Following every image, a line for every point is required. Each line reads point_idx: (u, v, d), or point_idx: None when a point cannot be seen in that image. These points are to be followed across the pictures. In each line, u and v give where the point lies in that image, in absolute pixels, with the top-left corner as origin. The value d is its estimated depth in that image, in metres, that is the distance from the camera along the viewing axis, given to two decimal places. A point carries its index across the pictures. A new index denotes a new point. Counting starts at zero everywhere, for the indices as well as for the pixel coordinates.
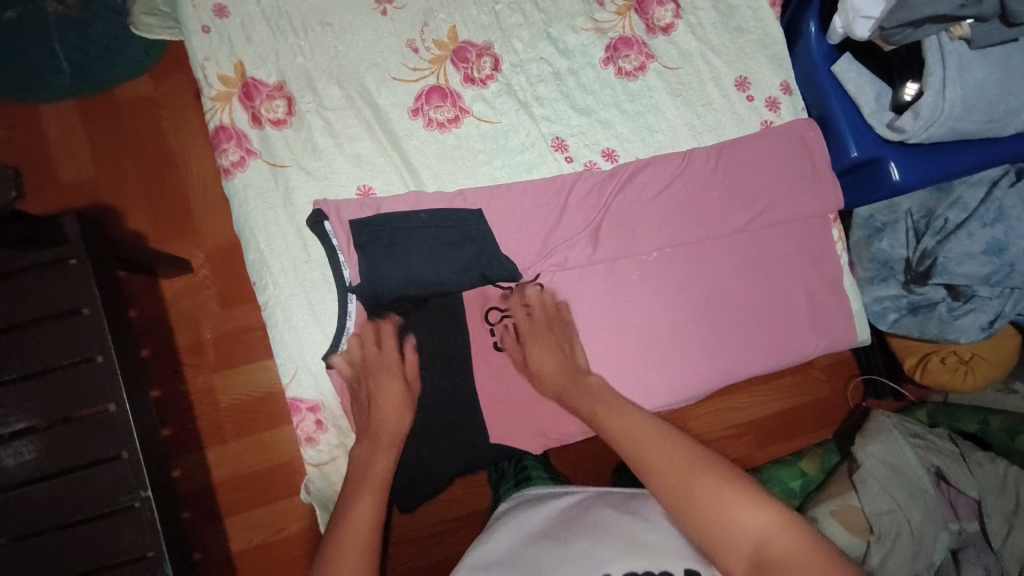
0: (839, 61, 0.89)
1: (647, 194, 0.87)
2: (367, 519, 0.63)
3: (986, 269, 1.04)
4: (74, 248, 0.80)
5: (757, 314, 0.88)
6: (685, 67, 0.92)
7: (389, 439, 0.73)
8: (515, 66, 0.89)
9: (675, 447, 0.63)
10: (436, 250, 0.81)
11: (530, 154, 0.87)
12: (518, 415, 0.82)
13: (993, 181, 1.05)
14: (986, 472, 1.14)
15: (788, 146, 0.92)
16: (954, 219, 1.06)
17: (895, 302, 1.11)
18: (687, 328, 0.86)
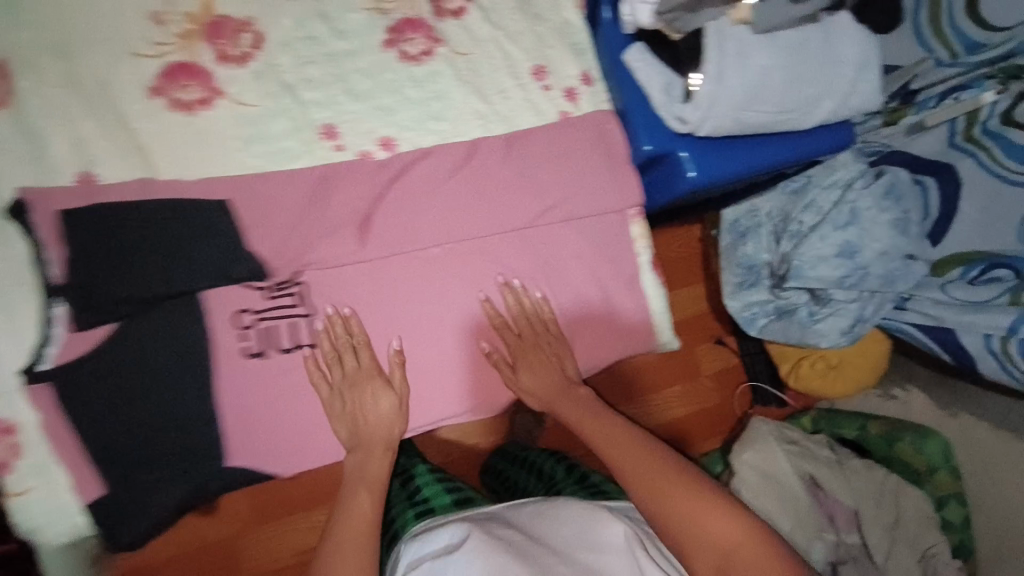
0: (631, 48, 0.84)
1: (427, 188, 0.82)
2: (363, 519, 0.74)
3: (842, 271, 1.31)
4: None
5: (547, 312, 0.87)
6: (477, 53, 0.85)
7: (383, 446, 0.81)
8: (280, 45, 0.79)
9: (637, 461, 0.71)
10: (168, 246, 0.74)
11: (290, 140, 0.78)
12: (259, 433, 0.78)
13: (846, 186, 1.31)
14: (863, 480, 1.31)
15: (581, 140, 0.88)
16: (807, 225, 1.35)
17: (766, 303, 1.43)
18: (478, 330, 0.85)
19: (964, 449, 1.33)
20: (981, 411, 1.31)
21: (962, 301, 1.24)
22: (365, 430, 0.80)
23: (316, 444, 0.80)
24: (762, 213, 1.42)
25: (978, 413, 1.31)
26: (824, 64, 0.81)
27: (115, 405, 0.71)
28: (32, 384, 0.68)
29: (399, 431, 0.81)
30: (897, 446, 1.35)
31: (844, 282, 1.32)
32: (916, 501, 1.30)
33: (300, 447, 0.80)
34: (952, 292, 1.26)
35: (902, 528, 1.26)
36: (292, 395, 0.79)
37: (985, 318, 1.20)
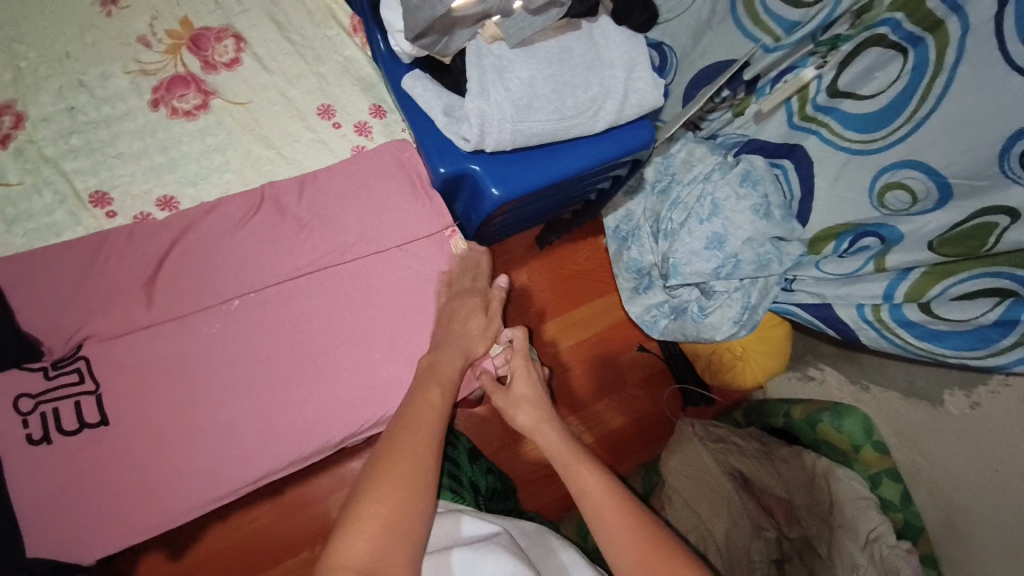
0: (409, 76, 0.84)
1: (213, 239, 0.79)
2: (432, 407, 0.69)
3: (714, 263, 1.20)
4: None
5: (369, 345, 0.82)
6: (255, 100, 0.85)
7: (460, 354, 0.78)
8: (38, 121, 0.78)
9: (606, 496, 0.66)
10: None
11: (59, 213, 0.77)
12: (57, 520, 0.70)
13: (705, 177, 1.21)
14: (792, 471, 1.13)
15: (381, 168, 0.86)
16: (676, 221, 1.23)
17: (660, 306, 1.34)
18: (288, 380, 0.79)
19: (887, 423, 1.07)
20: (891, 381, 1.08)
21: (833, 275, 1.12)
22: (450, 334, 0.80)
23: (119, 526, 0.72)
24: (638, 215, 1.34)
25: (885, 383, 1.09)
26: (589, 68, 0.84)
27: None
28: None
29: (480, 349, 0.81)
30: (820, 428, 1.13)
31: (719, 274, 1.20)
32: (854, 484, 1.06)
33: (98, 534, 0.71)
34: (825, 267, 1.13)
35: (837, 509, 1.05)
36: (86, 475, 0.72)
37: (860, 287, 1.06)
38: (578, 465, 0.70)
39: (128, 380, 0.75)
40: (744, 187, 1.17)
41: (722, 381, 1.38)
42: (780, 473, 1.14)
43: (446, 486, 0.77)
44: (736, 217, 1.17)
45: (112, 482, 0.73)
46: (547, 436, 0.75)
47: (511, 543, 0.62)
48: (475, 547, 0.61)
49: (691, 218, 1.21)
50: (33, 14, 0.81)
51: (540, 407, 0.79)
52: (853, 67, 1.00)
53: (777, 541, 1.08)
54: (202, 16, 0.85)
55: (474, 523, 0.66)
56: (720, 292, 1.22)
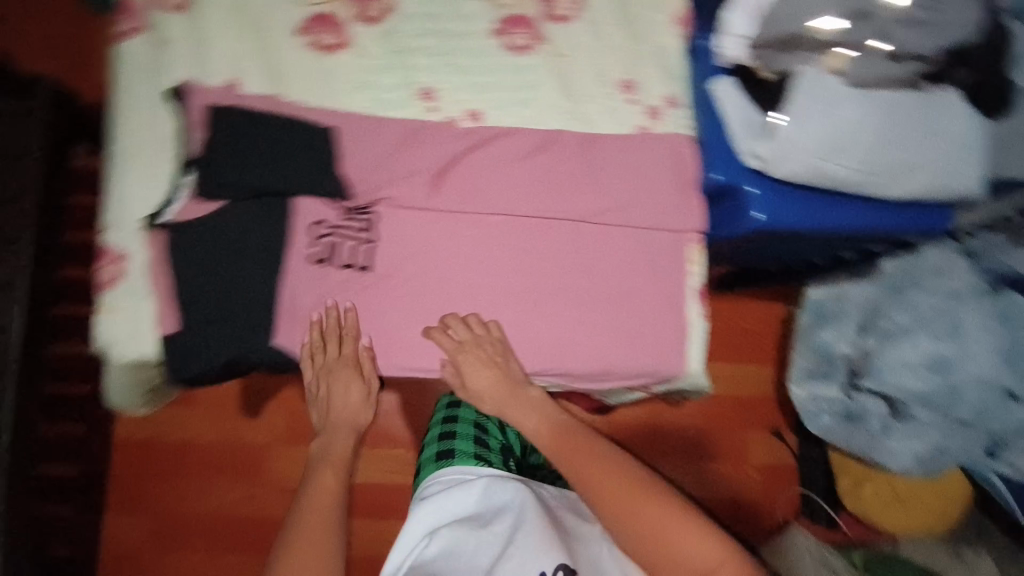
0: (720, 81, 0.85)
1: (501, 162, 0.90)
2: (325, 484, 0.86)
3: (926, 386, 1.09)
4: (38, 102, 1.03)
5: (584, 304, 0.90)
6: (573, 57, 0.92)
7: (349, 426, 0.95)
8: (409, 15, 0.91)
9: (637, 504, 0.77)
10: (275, 155, 0.87)
11: (397, 95, 0.90)
12: (310, 325, 0.88)
13: (953, 293, 1.11)
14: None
15: (659, 155, 0.90)
16: (898, 324, 1.13)
17: (833, 404, 1.19)
18: (511, 300, 0.91)
19: None
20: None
21: None
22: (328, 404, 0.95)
23: (351, 352, 0.90)
24: (852, 299, 1.20)
25: None
26: (920, 131, 0.79)
27: (209, 263, 0.86)
28: (155, 229, 0.86)
29: (366, 416, 0.96)
30: None
31: (930, 401, 1.09)
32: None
33: (336, 350, 0.90)
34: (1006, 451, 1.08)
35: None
36: (342, 304, 0.89)
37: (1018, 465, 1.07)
38: (602, 476, 0.82)
39: (395, 246, 0.89)
40: (984, 325, 1.08)
41: (863, 508, 1.34)
42: None
43: (467, 452, 0.96)
44: (971, 350, 1.07)
45: (355, 317, 0.89)
46: (567, 447, 0.87)
47: (519, 505, 0.85)
48: (481, 522, 0.83)
49: (923, 330, 1.11)
50: None
51: (502, 394, 0.90)
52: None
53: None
54: None
55: (485, 489, 0.88)
56: (920, 418, 1.10)
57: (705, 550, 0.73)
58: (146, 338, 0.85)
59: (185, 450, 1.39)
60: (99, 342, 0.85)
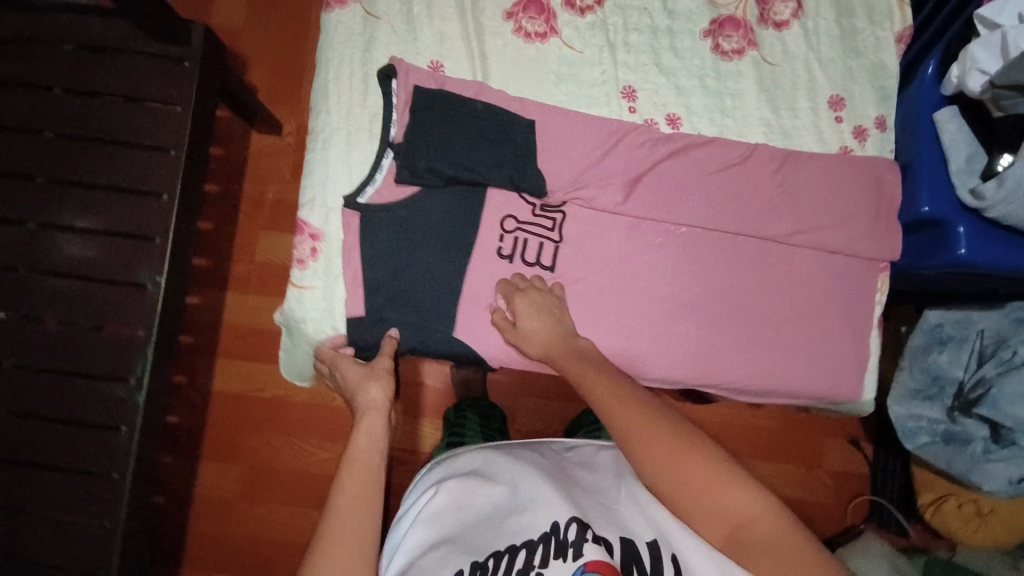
0: (944, 110, 0.83)
1: (697, 170, 0.87)
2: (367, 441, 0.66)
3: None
4: (190, 53, 0.94)
5: (764, 324, 0.87)
6: (783, 67, 0.89)
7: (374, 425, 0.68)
8: (617, 7, 0.89)
9: (677, 452, 0.54)
10: (476, 141, 0.84)
11: (598, 92, 0.89)
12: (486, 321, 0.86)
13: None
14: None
15: (860, 178, 0.87)
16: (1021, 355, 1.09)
17: (932, 422, 1.13)
18: (685, 314, 0.87)
19: None
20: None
21: None
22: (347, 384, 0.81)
23: (508, 350, 0.87)
24: (972, 327, 1.14)
25: None
26: None
27: (402, 244, 0.86)
28: (349, 209, 0.85)
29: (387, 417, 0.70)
30: None
31: None
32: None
33: (500, 347, 0.87)
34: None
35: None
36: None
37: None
38: (631, 413, 0.60)
39: (580, 249, 0.88)
40: None
41: (944, 526, 1.23)
42: None
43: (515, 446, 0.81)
44: None
45: None
46: (590, 379, 0.66)
47: (521, 457, 0.66)
48: (467, 483, 0.63)
49: None
50: None
51: (551, 338, 0.77)
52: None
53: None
54: None
55: (473, 452, 0.68)
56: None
57: (744, 501, 0.52)
58: (327, 315, 0.87)
59: (236, 402, 1.29)
60: (291, 316, 0.87)
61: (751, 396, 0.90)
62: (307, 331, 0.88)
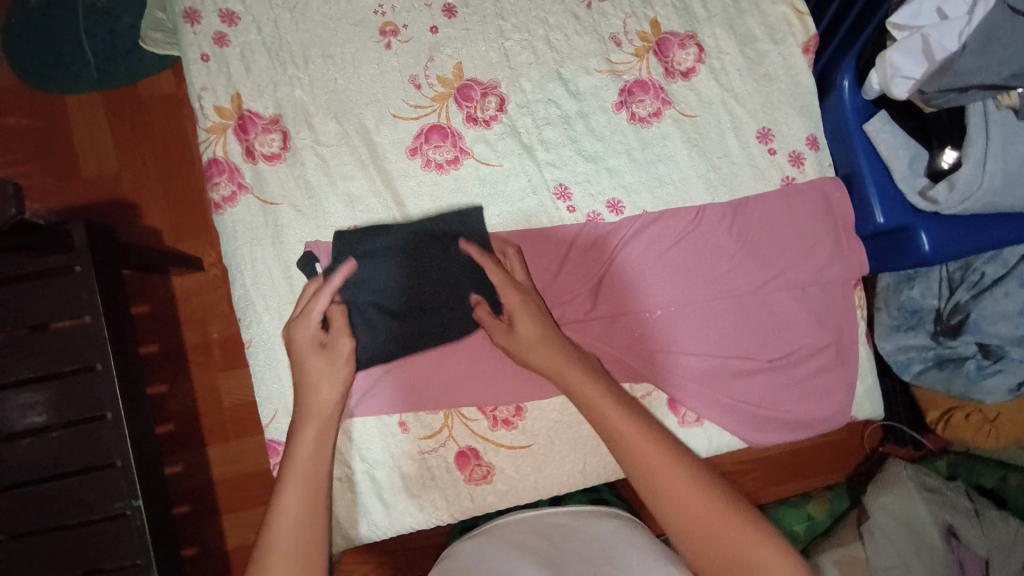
0: (873, 119, 0.82)
1: (654, 249, 0.83)
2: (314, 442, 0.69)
3: (1022, 331, 1.01)
4: (80, 255, 0.80)
5: (762, 371, 0.84)
6: (703, 116, 0.86)
7: (320, 419, 0.70)
8: (521, 107, 0.83)
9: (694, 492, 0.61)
10: (428, 283, 0.78)
11: (531, 201, 0.83)
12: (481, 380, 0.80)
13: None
14: (997, 531, 1.08)
15: (809, 205, 0.85)
16: (990, 275, 1.03)
17: (920, 351, 1.09)
18: (686, 388, 0.82)
19: None
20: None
21: None
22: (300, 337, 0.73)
23: (521, 487, 0.82)
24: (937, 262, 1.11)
25: None
26: None
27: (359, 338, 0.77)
28: None
29: (337, 396, 0.72)
30: None
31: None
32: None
33: (514, 488, 0.82)
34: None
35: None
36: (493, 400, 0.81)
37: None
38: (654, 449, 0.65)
39: None
40: None
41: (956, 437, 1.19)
42: (983, 530, 1.09)
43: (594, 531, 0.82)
44: None
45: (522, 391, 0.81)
46: (605, 416, 0.68)
47: (521, 547, 0.72)
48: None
49: (1015, 276, 1.00)
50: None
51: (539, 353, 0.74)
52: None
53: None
54: (669, 18, 0.86)
55: (473, 549, 0.73)
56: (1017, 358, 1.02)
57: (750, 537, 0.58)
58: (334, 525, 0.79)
59: None
60: None
61: (771, 440, 0.84)
62: None
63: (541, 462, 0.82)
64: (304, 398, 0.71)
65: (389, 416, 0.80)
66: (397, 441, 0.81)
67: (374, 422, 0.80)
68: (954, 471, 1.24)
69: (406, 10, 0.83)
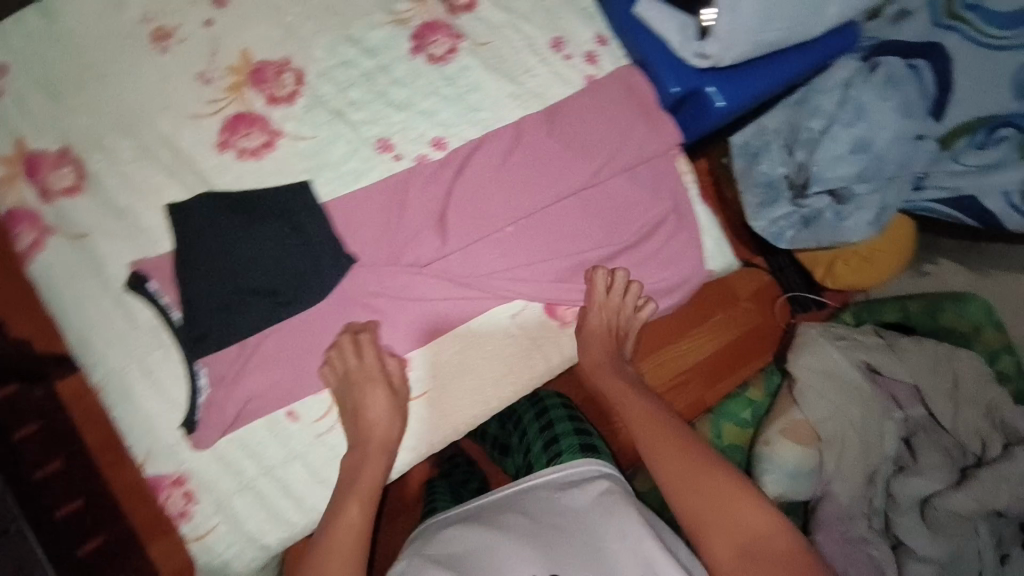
0: (640, 1, 0.88)
1: (487, 174, 0.87)
2: (361, 510, 0.71)
3: (858, 167, 1.12)
4: None
5: (617, 255, 0.90)
6: (495, 40, 0.90)
7: (380, 447, 0.77)
8: (321, 75, 0.83)
9: (691, 464, 0.70)
10: (273, 264, 0.78)
11: (355, 161, 0.84)
12: (347, 351, 0.80)
13: (846, 83, 1.12)
14: (913, 357, 1.19)
15: (614, 94, 0.92)
16: (817, 130, 1.14)
17: (787, 218, 1.18)
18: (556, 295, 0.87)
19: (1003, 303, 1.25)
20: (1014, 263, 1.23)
21: (972, 167, 1.11)
22: (361, 418, 0.77)
23: (426, 430, 0.83)
24: (771, 130, 1.20)
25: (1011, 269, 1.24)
26: None
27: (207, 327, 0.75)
28: (194, 431, 0.76)
29: (395, 432, 0.78)
30: (942, 317, 1.24)
31: (864, 177, 1.12)
32: (972, 362, 1.16)
33: (422, 437, 0.83)
34: (965, 160, 1.11)
35: (962, 389, 1.15)
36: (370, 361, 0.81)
37: (999, 176, 1.07)
38: (660, 425, 0.77)
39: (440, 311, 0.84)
40: (890, 90, 1.10)
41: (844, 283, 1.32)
42: (901, 359, 1.19)
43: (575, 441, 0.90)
44: (884, 117, 1.09)
45: (400, 339, 0.83)
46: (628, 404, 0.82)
47: (513, 519, 0.68)
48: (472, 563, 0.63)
49: (836, 123, 1.12)
50: None
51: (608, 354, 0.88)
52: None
53: (906, 422, 1.20)
54: None
55: (472, 526, 0.69)
56: (862, 194, 1.12)
57: (748, 514, 0.65)
58: (248, 542, 0.77)
59: None
60: (208, 568, 0.76)
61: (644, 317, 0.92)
62: (239, 568, 0.77)
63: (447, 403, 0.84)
64: (362, 436, 0.77)
65: (273, 411, 0.78)
66: (290, 433, 0.78)
67: (258, 424, 0.77)
68: (861, 317, 1.31)
69: (174, 11, 0.81)
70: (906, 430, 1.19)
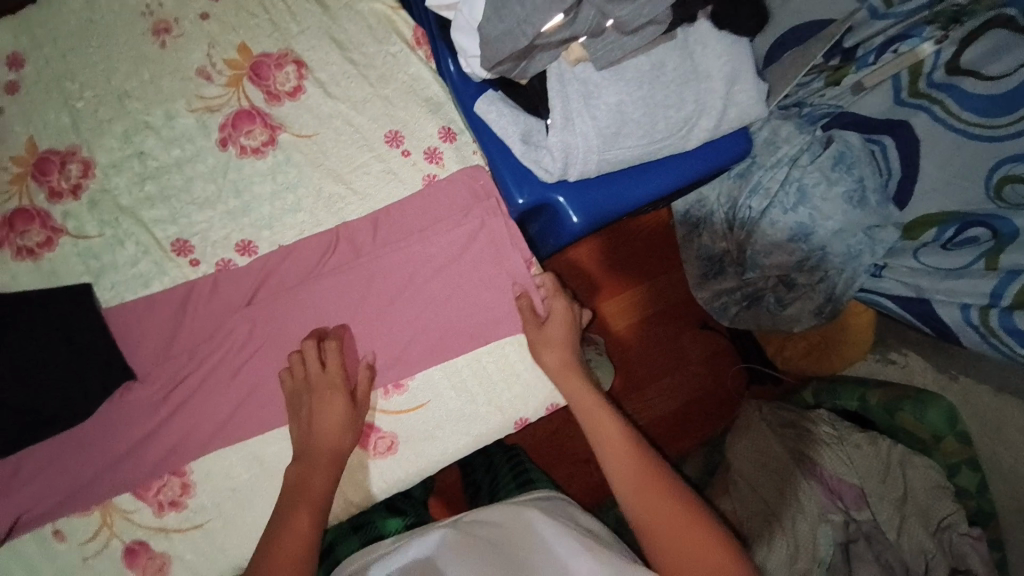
0: (482, 99, 0.77)
1: (300, 283, 0.79)
2: (301, 529, 0.66)
3: (797, 256, 0.96)
4: None
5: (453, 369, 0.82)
6: (322, 131, 0.80)
7: (331, 459, 0.73)
8: (112, 168, 0.77)
9: (658, 495, 0.65)
10: (34, 378, 0.72)
11: (144, 265, 0.77)
12: (125, 467, 0.75)
13: (792, 160, 0.94)
14: (864, 458, 0.94)
15: (459, 195, 0.82)
16: (756, 211, 0.98)
17: (731, 292, 1.09)
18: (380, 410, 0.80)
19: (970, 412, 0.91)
20: (983, 376, 0.88)
21: (931, 268, 0.85)
22: (312, 437, 0.73)
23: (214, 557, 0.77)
24: (712, 200, 1.07)
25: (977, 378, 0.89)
26: (683, 85, 0.74)
27: None
28: None
29: (348, 443, 0.74)
30: (899, 417, 0.94)
31: (803, 267, 0.96)
32: (926, 472, 0.91)
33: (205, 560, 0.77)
34: (924, 257, 0.86)
35: (912, 499, 0.90)
36: (145, 483, 0.76)
37: (962, 284, 0.81)
38: (626, 451, 0.70)
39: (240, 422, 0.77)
40: (838, 174, 0.90)
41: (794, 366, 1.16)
42: (849, 459, 0.95)
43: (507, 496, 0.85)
44: (830, 206, 0.91)
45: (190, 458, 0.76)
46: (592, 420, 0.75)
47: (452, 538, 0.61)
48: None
49: (775, 206, 0.96)
50: (85, 49, 0.78)
51: (569, 352, 0.79)
52: (984, 42, 0.78)
53: (845, 527, 0.93)
54: (259, 39, 0.80)
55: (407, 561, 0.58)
56: (804, 285, 0.98)
57: (713, 552, 0.59)
58: None
59: None
60: None
61: (470, 448, 0.83)
62: None
63: (240, 531, 0.77)
64: (312, 441, 0.73)
65: (39, 527, 0.75)
66: (52, 557, 0.75)
67: (20, 541, 0.75)
68: (820, 399, 1.09)
69: None
70: (844, 535, 0.93)
